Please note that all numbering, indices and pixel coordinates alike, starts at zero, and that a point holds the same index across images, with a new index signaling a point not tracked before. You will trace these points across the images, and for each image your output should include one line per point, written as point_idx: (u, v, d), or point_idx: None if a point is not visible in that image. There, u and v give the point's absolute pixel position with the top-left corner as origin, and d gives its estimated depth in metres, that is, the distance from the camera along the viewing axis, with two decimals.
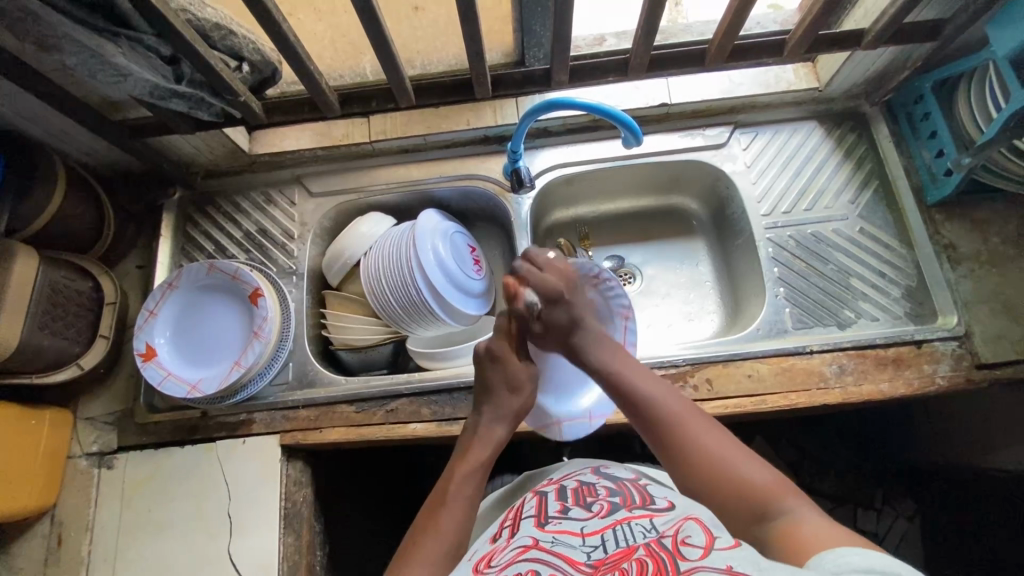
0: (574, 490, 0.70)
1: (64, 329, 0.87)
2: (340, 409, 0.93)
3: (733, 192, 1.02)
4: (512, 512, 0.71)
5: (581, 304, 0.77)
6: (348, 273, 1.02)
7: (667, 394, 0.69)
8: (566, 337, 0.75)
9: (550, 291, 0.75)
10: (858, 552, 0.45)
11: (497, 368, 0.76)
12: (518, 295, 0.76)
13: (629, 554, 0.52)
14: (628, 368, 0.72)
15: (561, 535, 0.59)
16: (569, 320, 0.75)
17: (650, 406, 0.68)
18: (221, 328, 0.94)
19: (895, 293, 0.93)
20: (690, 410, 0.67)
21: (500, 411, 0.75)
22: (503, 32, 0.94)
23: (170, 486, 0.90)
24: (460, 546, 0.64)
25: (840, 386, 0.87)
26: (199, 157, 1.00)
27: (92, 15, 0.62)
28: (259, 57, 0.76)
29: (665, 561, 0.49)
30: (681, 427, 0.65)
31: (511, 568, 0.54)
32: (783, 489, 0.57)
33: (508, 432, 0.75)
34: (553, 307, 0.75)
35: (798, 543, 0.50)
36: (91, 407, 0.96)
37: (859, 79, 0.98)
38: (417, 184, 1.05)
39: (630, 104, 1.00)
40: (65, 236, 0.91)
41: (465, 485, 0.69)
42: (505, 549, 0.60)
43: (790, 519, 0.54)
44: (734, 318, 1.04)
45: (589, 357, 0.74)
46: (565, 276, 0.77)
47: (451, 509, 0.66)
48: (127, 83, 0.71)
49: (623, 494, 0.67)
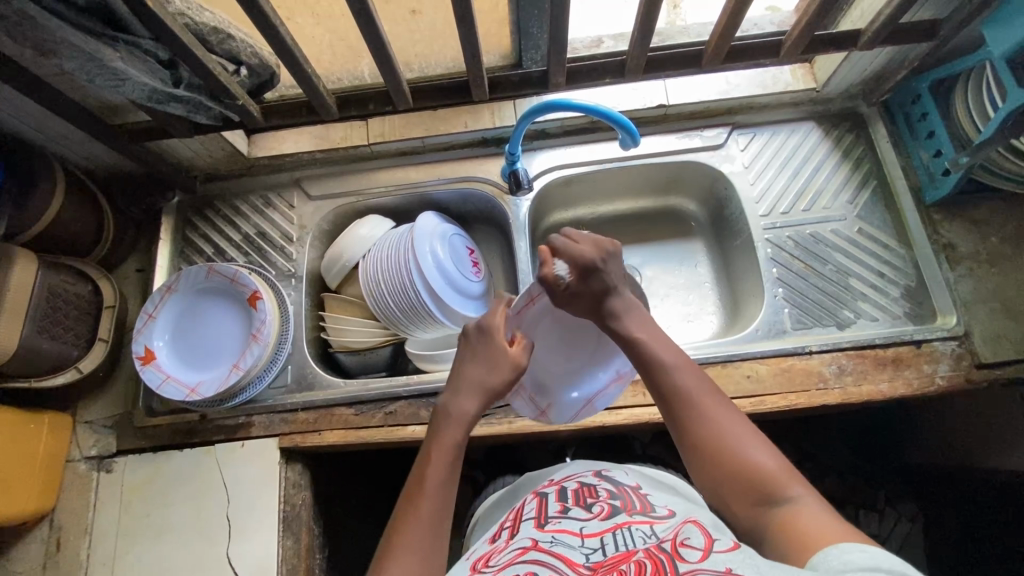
0: (575, 492, 0.70)
1: (63, 333, 0.88)
2: (338, 412, 0.93)
3: (731, 193, 1.02)
4: (513, 513, 0.71)
5: (616, 272, 0.71)
6: (347, 276, 1.03)
7: (684, 368, 0.65)
8: (598, 305, 0.69)
9: (584, 261, 0.69)
10: (862, 548, 0.47)
11: (483, 343, 0.71)
12: (550, 267, 0.70)
13: (628, 557, 0.52)
14: (648, 342, 0.67)
15: (560, 534, 0.59)
16: (600, 295, 0.69)
17: (665, 381, 0.64)
18: (218, 330, 0.94)
19: (894, 293, 0.93)
20: (706, 385, 0.64)
21: (472, 386, 0.69)
22: (500, 34, 0.94)
23: (169, 489, 0.90)
24: (443, 532, 0.60)
25: (840, 386, 0.87)
26: (198, 160, 1.01)
27: (90, 19, 0.62)
28: (257, 61, 0.77)
29: (664, 562, 0.49)
30: (694, 407, 0.62)
31: (509, 570, 0.54)
32: (788, 476, 0.57)
33: (480, 408, 0.68)
34: (584, 278, 0.69)
35: (801, 537, 0.51)
36: (90, 410, 0.96)
37: (856, 80, 0.98)
38: (416, 187, 1.05)
39: (628, 106, 1.00)
40: (64, 239, 0.91)
41: (441, 471, 0.63)
42: (504, 550, 0.60)
43: (794, 508, 0.55)
44: (733, 319, 1.04)
45: (617, 326, 0.69)
46: (599, 250, 0.69)
47: (430, 495, 0.61)
48: (125, 87, 0.72)
49: (623, 498, 0.67)
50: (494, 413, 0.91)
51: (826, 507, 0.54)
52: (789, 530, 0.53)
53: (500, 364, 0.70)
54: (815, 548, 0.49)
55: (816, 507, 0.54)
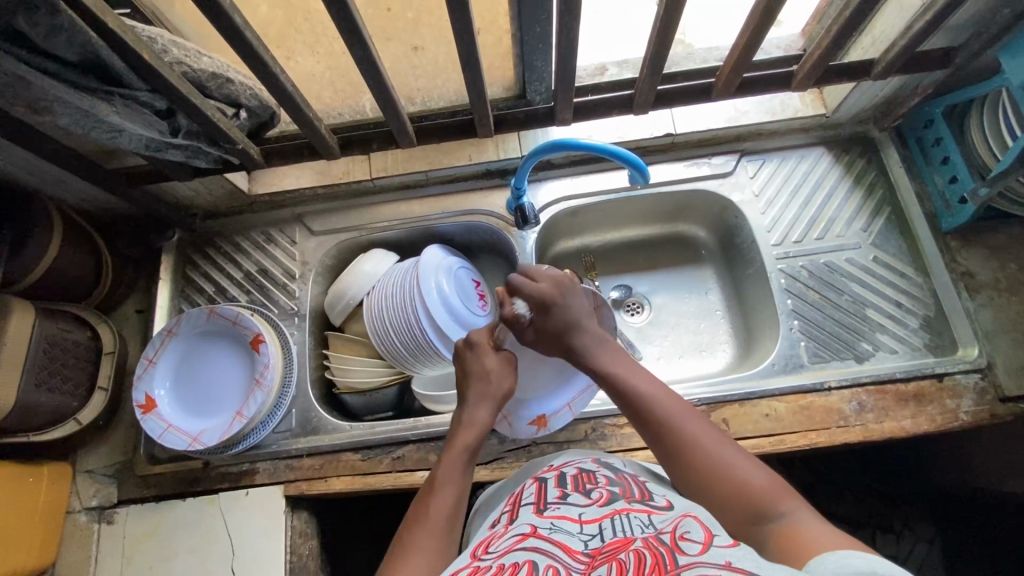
0: (574, 478, 0.65)
1: (62, 383, 0.85)
2: (345, 457, 0.90)
3: (742, 222, 1.00)
4: (513, 498, 0.67)
5: (578, 307, 0.72)
6: (352, 312, 1.00)
7: (663, 395, 0.66)
8: (563, 341, 0.71)
9: (542, 299, 0.71)
10: (857, 555, 0.43)
11: (478, 355, 0.73)
12: (509, 305, 0.73)
13: (627, 545, 0.48)
14: (625, 375, 0.68)
15: (559, 520, 0.55)
16: (561, 329, 0.71)
17: (645, 406, 0.65)
18: (220, 361, 0.93)
19: (913, 323, 0.91)
20: (687, 410, 0.64)
21: (482, 394, 0.71)
22: (503, 66, 0.91)
23: (172, 541, 0.87)
24: (454, 530, 0.61)
25: (861, 423, 0.85)
26: (197, 199, 0.99)
27: (85, 77, 0.59)
28: (257, 102, 0.75)
29: (664, 555, 0.44)
30: (677, 429, 0.62)
31: (509, 557, 0.50)
32: (779, 490, 0.55)
33: (491, 414, 0.70)
34: (545, 316, 0.71)
35: (803, 546, 0.47)
36: (91, 459, 0.94)
37: (867, 105, 0.96)
38: (419, 220, 1.03)
39: (633, 136, 0.98)
40: (62, 284, 0.89)
41: (451, 473, 0.65)
42: (502, 537, 0.56)
43: (792, 522, 0.51)
44: (748, 350, 1.01)
45: (587, 362, 0.70)
46: (557, 286, 0.72)
47: (441, 498, 0.62)
48: (121, 137, 0.69)
49: (622, 485, 0.63)
50: (505, 456, 0.89)
51: (821, 519, 0.51)
52: (791, 541, 0.49)
53: (499, 369, 0.72)
54: (815, 555, 0.45)
55: (813, 519, 0.51)
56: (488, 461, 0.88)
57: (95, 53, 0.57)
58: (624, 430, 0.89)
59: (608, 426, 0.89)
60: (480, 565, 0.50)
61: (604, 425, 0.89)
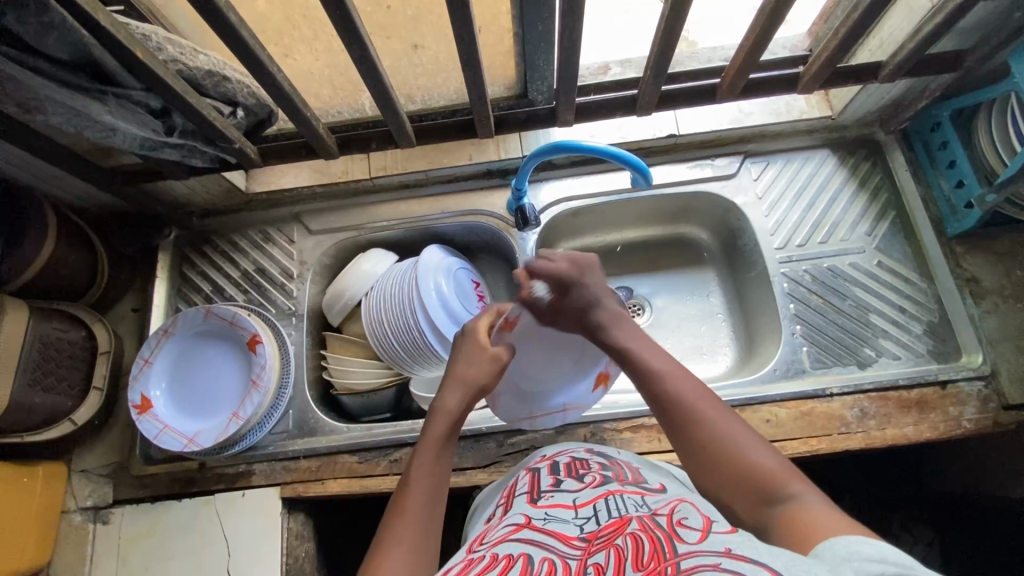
0: (567, 464, 0.64)
1: (55, 384, 0.84)
2: (342, 459, 0.90)
3: (745, 224, 0.99)
4: (507, 490, 0.66)
5: (600, 284, 0.71)
6: (350, 313, 0.99)
7: (680, 373, 0.62)
8: (582, 317, 0.69)
9: (559, 278, 0.70)
10: (867, 541, 0.41)
11: (468, 341, 0.72)
12: (527, 287, 0.71)
13: (623, 527, 0.47)
14: (641, 350, 0.65)
15: (551, 509, 0.54)
16: (581, 305, 0.69)
17: (659, 385, 0.61)
18: (210, 358, 0.92)
19: (917, 329, 0.90)
20: (702, 390, 0.60)
21: (454, 382, 0.68)
22: (505, 66, 0.89)
23: (166, 542, 0.86)
24: (433, 533, 0.57)
25: (862, 430, 0.84)
26: (193, 197, 0.98)
27: (76, 74, 0.58)
28: (254, 101, 0.74)
29: (662, 542, 0.43)
30: (688, 408, 0.59)
31: (502, 547, 0.48)
32: (789, 475, 0.52)
33: (464, 403, 0.68)
34: (563, 296, 0.70)
35: (809, 530, 0.46)
36: (85, 459, 0.93)
37: (873, 107, 0.94)
38: (418, 220, 1.02)
39: (635, 137, 0.97)
40: (55, 283, 0.88)
41: (425, 468, 0.62)
42: (497, 528, 0.55)
43: (799, 506, 0.50)
44: (749, 355, 1.00)
45: (608, 336, 0.68)
46: (574, 263, 0.70)
47: (417, 498, 0.59)
48: (116, 138, 0.68)
49: (616, 469, 0.62)
50: (503, 460, 0.88)
51: (830, 504, 0.50)
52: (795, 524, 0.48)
53: (484, 361, 0.69)
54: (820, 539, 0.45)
55: (821, 504, 0.49)
56: (486, 465, 0.88)
57: (87, 50, 0.56)
58: (624, 435, 0.88)
59: (607, 431, 0.88)
60: (473, 557, 0.49)
61: (603, 429, 0.88)
